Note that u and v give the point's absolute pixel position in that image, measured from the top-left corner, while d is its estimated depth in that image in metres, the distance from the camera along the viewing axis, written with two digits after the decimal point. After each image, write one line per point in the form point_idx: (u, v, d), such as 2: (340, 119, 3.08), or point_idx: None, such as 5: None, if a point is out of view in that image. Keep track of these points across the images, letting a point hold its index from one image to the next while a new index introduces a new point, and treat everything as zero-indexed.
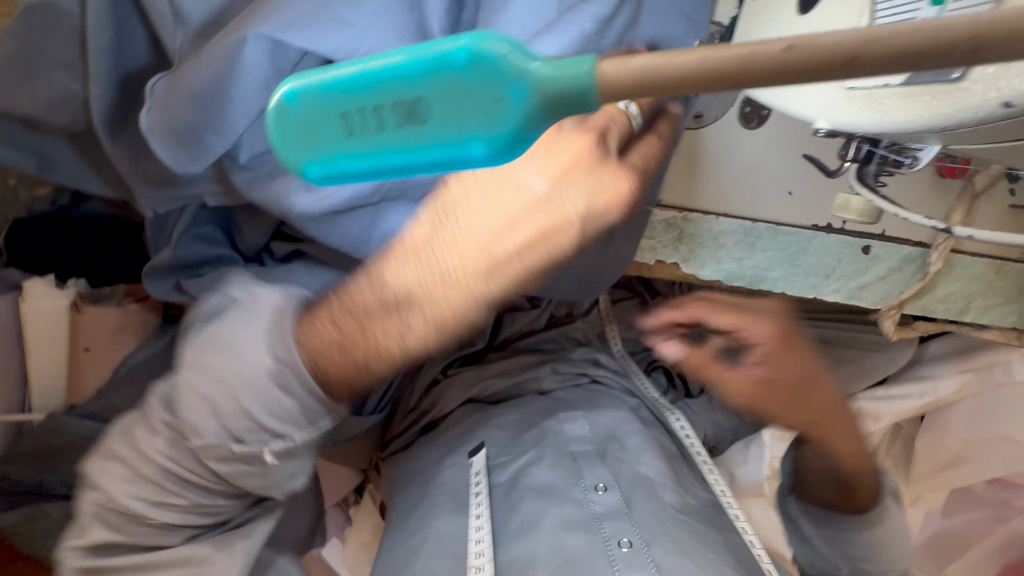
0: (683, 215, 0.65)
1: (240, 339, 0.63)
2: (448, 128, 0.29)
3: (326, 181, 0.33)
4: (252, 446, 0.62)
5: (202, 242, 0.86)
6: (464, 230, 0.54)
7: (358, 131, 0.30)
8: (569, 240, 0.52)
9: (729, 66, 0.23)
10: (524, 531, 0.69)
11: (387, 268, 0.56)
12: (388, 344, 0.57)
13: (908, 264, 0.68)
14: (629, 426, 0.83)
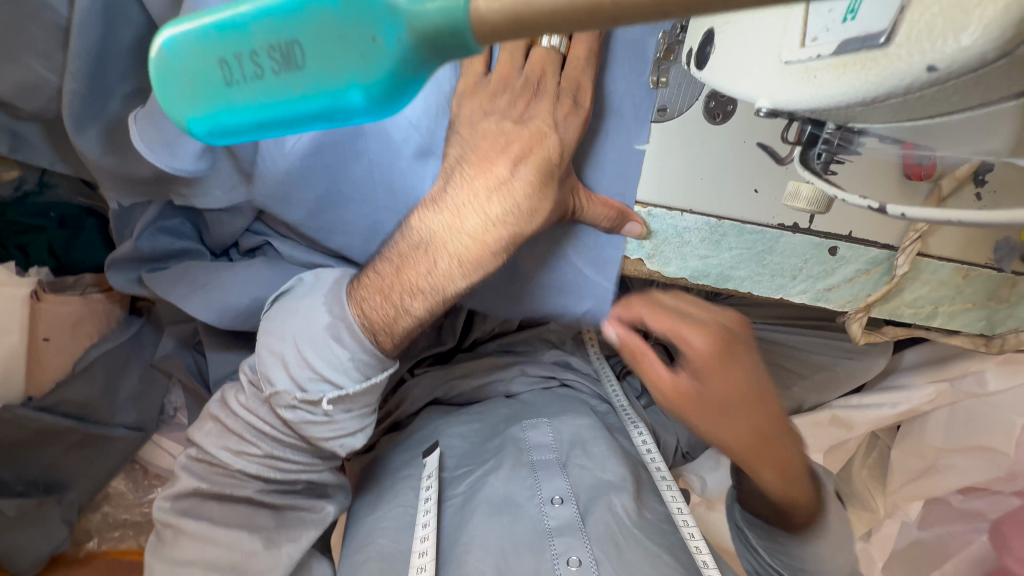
0: (648, 211, 0.64)
1: (304, 307, 0.68)
2: (328, 74, 0.28)
3: (214, 137, 0.34)
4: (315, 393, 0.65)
5: (169, 235, 0.85)
6: (472, 171, 0.60)
7: (236, 79, 0.31)
8: (553, 154, 0.58)
9: (599, 1, 0.22)
10: (469, 547, 0.68)
11: (413, 216, 0.63)
12: (422, 283, 0.63)
13: (875, 266, 0.68)
14: (595, 433, 0.82)
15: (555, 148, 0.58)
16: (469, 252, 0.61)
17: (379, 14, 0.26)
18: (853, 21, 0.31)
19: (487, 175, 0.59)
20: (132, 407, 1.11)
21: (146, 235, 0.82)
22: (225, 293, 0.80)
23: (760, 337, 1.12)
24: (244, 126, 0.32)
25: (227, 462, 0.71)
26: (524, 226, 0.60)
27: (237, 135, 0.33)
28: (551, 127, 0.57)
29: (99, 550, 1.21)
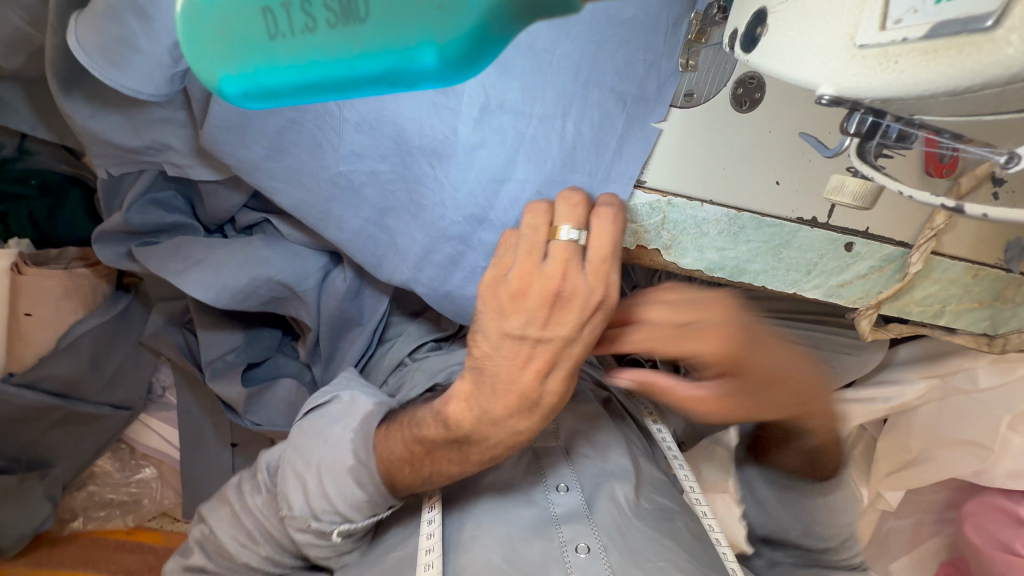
0: (668, 200, 0.61)
1: (337, 436, 0.70)
2: (403, 39, 0.31)
3: (248, 99, 0.36)
4: (324, 526, 0.66)
5: (162, 208, 0.80)
6: (496, 376, 0.58)
7: (286, 30, 0.33)
8: (575, 316, 0.54)
9: None
10: (475, 540, 0.66)
11: (443, 407, 0.63)
12: (448, 468, 0.65)
13: (888, 263, 0.68)
14: (594, 420, 0.80)
15: (578, 316, 0.55)
16: (486, 458, 0.64)
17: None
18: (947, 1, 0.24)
19: (510, 413, 0.60)
20: (121, 385, 1.07)
21: (136, 208, 0.78)
22: (219, 271, 0.77)
23: None
24: (290, 86, 0.34)
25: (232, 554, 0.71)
26: (558, 371, 0.58)
27: (270, 96, 0.35)
28: (581, 291, 0.53)
29: (83, 529, 1.18)
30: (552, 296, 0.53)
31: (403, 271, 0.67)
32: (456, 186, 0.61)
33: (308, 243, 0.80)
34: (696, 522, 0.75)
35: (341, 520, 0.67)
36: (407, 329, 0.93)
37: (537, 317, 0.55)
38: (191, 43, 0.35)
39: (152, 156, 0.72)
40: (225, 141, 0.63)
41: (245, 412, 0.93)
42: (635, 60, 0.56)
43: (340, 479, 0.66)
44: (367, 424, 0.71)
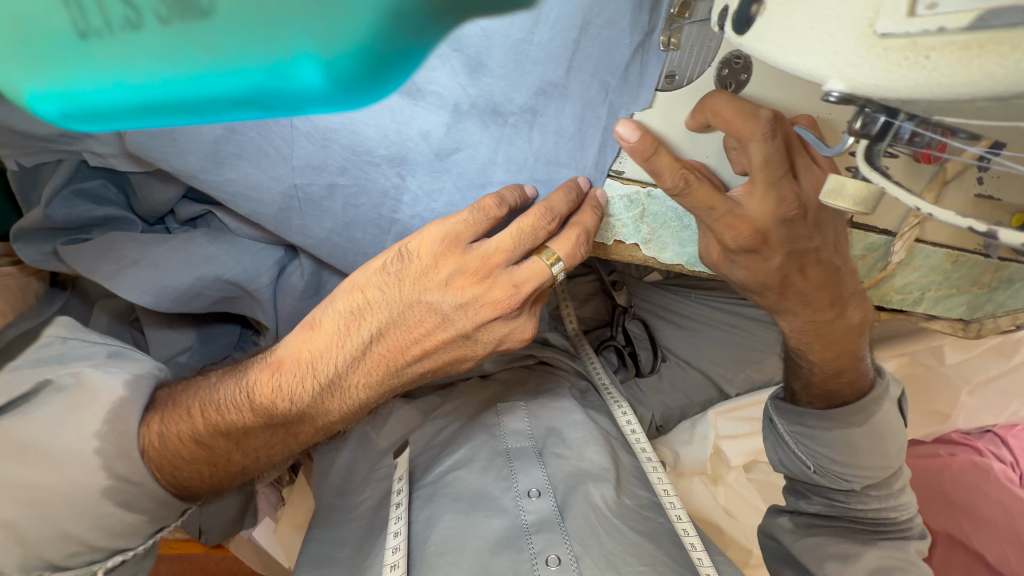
0: (647, 191, 0.58)
1: (61, 448, 0.58)
2: (270, 54, 0.34)
3: (64, 115, 0.36)
4: (80, 571, 0.57)
5: (89, 200, 0.72)
6: (313, 369, 0.58)
7: (99, 35, 0.33)
8: (430, 328, 0.57)
9: None
10: (442, 552, 0.62)
11: (247, 389, 0.60)
12: (265, 452, 0.63)
13: (872, 253, 0.66)
14: (570, 418, 0.78)
15: (434, 324, 0.57)
16: (306, 439, 0.64)
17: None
18: None
19: (360, 391, 0.60)
20: None
21: (57, 203, 0.69)
22: (159, 272, 0.69)
23: (733, 312, 1.11)
24: (130, 104, 0.36)
25: None
26: (381, 382, 0.60)
27: (105, 112, 0.36)
28: (447, 305, 0.55)
29: None
30: (426, 295, 0.55)
31: None
32: (432, 195, 0.58)
33: (257, 237, 0.73)
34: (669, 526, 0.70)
35: (108, 555, 0.60)
36: None
37: (397, 323, 0.57)
38: None
39: (69, 146, 0.64)
40: (150, 143, 0.55)
41: None
42: (622, 41, 0.50)
43: (101, 505, 0.58)
44: (117, 417, 0.60)
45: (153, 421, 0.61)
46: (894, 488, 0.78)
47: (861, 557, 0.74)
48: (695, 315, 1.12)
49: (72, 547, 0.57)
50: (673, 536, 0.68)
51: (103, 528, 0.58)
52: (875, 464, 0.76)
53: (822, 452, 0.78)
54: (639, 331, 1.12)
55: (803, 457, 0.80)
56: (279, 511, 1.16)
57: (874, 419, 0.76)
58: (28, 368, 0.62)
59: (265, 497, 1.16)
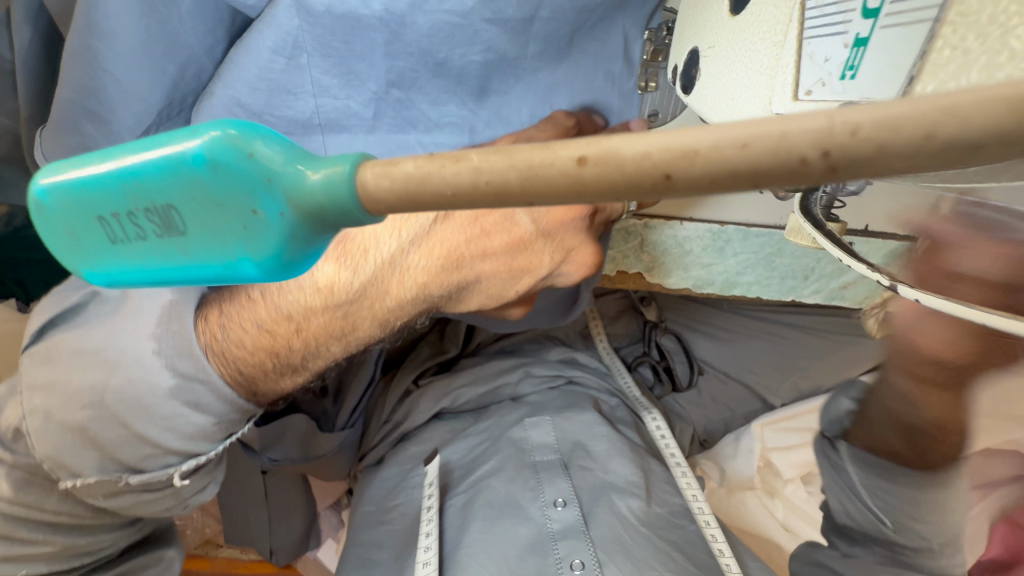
0: (644, 222, 0.61)
1: (117, 354, 0.56)
2: (219, 250, 0.26)
3: (115, 285, 0.31)
4: (155, 474, 0.59)
5: None
6: (384, 248, 0.56)
7: (121, 238, 0.27)
8: (498, 223, 0.59)
9: (501, 178, 0.20)
10: (469, 549, 0.67)
11: (315, 271, 0.57)
12: (325, 344, 0.60)
13: (893, 259, 0.66)
14: (597, 430, 0.80)
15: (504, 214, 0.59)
16: (374, 330, 0.61)
17: (258, 188, 0.24)
18: (852, 78, 0.26)
19: (425, 280, 0.58)
20: None
21: None
22: None
23: (770, 320, 1.06)
24: (148, 285, 0.29)
25: None
26: (447, 275, 0.59)
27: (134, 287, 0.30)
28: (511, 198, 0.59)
29: None
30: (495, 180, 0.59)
31: None
32: None
33: None
34: (696, 546, 0.68)
35: (181, 460, 0.61)
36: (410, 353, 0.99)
37: (466, 219, 0.58)
38: (40, 231, 0.29)
39: None
40: None
41: (263, 447, 0.86)
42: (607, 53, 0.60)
43: (168, 406, 0.56)
44: (172, 319, 0.58)
45: (210, 317, 0.59)
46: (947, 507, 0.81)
47: None
48: (731, 325, 1.08)
49: (145, 450, 0.58)
50: (701, 545, 0.69)
51: (174, 431, 0.58)
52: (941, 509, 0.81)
53: (897, 505, 0.83)
54: (672, 344, 1.11)
55: (879, 512, 0.85)
56: (339, 531, 1.21)
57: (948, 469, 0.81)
58: (78, 288, 0.62)
59: (327, 519, 1.24)
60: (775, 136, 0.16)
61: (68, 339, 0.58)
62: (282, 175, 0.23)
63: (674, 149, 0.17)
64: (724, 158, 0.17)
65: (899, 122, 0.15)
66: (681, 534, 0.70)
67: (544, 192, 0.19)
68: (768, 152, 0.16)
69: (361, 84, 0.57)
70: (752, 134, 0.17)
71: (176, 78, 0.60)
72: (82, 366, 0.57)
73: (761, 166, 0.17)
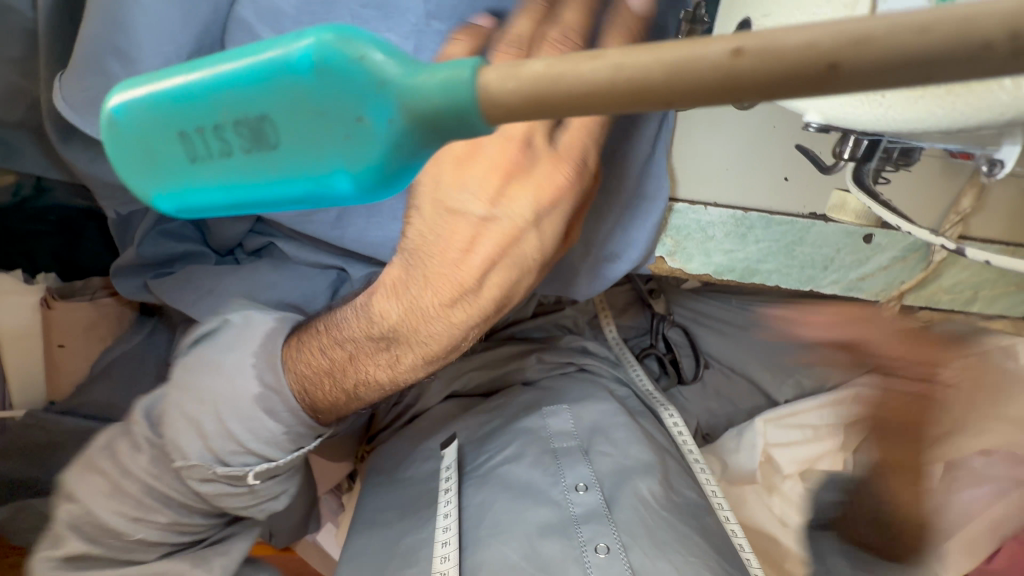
0: (670, 205, 0.60)
1: (229, 363, 0.63)
2: (310, 165, 0.25)
3: (182, 214, 0.30)
4: (237, 470, 0.62)
5: (172, 238, 0.83)
6: (417, 290, 0.56)
7: (201, 154, 0.27)
8: (505, 247, 0.53)
9: (650, 73, 0.19)
10: (493, 534, 0.67)
11: (371, 301, 0.59)
12: (378, 375, 0.62)
13: (912, 253, 0.64)
14: (617, 418, 0.80)
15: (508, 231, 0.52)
16: (423, 361, 0.60)
17: (365, 93, 0.24)
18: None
19: (448, 308, 0.56)
20: None
21: (148, 241, 0.81)
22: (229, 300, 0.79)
23: None
24: (221, 209, 0.29)
25: (164, 542, 0.67)
26: (479, 307, 0.56)
27: (207, 213, 0.29)
28: (522, 219, 0.51)
29: None
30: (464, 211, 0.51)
31: None
32: None
33: (315, 263, 0.82)
34: (714, 535, 0.69)
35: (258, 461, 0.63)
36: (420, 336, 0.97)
37: (486, 256, 0.53)
38: (115, 150, 0.29)
39: None
40: None
41: None
42: None
43: (252, 409, 0.61)
44: (268, 344, 0.64)
45: (292, 350, 0.64)
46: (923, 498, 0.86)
47: None
48: (739, 320, 1.09)
49: (233, 446, 0.62)
50: (716, 535, 0.70)
51: (254, 433, 0.62)
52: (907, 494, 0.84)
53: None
54: (680, 337, 1.12)
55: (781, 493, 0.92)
56: (340, 515, 1.21)
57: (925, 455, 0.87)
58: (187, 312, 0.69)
59: (327, 503, 1.24)
60: (902, 26, 0.17)
61: (195, 348, 0.66)
62: (392, 82, 0.23)
63: (816, 40, 0.18)
64: (867, 45, 0.17)
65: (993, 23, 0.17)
66: (700, 525, 0.70)
67: (694, 86, 0.19)
68: (882, 43, 0.17)
69: (401, 17, 0.58)
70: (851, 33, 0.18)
71: (201, 35, 0.60)
72: (194, 379, 0.64)
73: (854, 62, 0.18)
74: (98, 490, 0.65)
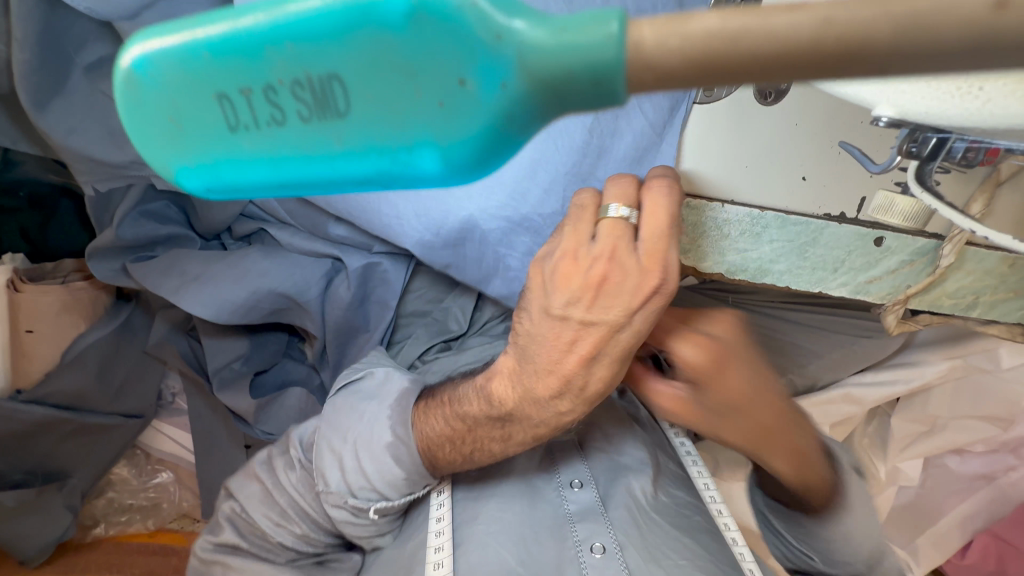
0: (687, 201, 0.59)
1: (370, 412, 0.70)
2: (390, 138, 0.25)
3: (211, 192, 0.30)
4: (362, 503, 0.67)
5: (153, 219, 0.79)
6: (541, 362, 0.55)
7: (246, 122, 0.26)
8: (604, 344, 0.52)
9: (875, 26, 0.17)
10: (487, 536, 0.64)
11: (489, 386, 0.62)
12: (490, 445, 0.64)
13: (919, 257, 0.63)
14: (611, 413, 0.78)
15: (617, 343, 0.52)
16: (529, 437, 0.62)
17: (472, 52, 0.23)
18: None
19: (555, 399, 0.57)
20: (130, 394, 1.04)
21: (128, 222, 0.76)
22: (216, 287, 0.76)
23: (781, 317, 1.04)
24: (264, 184, 0.28)
25: (268, 534, 0.72)
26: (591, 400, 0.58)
27: (246, 190, 0.29)
28: (630, 329, 0.52)
29: (106, 535, 1.18)
30: (599, 279, 0.49)
31: (408, 240, 0.68)
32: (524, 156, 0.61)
33: (306, 251, 0.78)
34: (711, 533, 0.69)
35: (377, 498, 0.68)
36: (416, 329, 0.86)
37: (588, 295, 0.50)
38: (141, 115, 0.28)
39: (138, 170, 0.72)
40: None
41: (256, 421, 0.91)
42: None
43: (383, 455, 0.67)
44: (401, 406, 0.69)
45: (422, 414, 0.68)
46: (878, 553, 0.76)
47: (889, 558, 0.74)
48: (737, 319, 1.06)
49: (349, 423, 0.70)
50: (712, 532, 0.69)
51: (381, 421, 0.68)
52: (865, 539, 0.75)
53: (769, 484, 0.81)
54: None
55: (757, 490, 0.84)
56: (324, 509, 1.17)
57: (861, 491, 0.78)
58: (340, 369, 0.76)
59: None
60: None
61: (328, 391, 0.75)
62: (515, 34, 0.22)
63: None
64: None
65: (946, 18, 0.17)
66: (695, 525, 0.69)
67: (944, 49, 0.17)
68: None
69: None
70: (793, 26, 0.18)
71: None
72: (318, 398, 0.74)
73: (797, 55, 0.18)
74: (254, 495, 0.74)
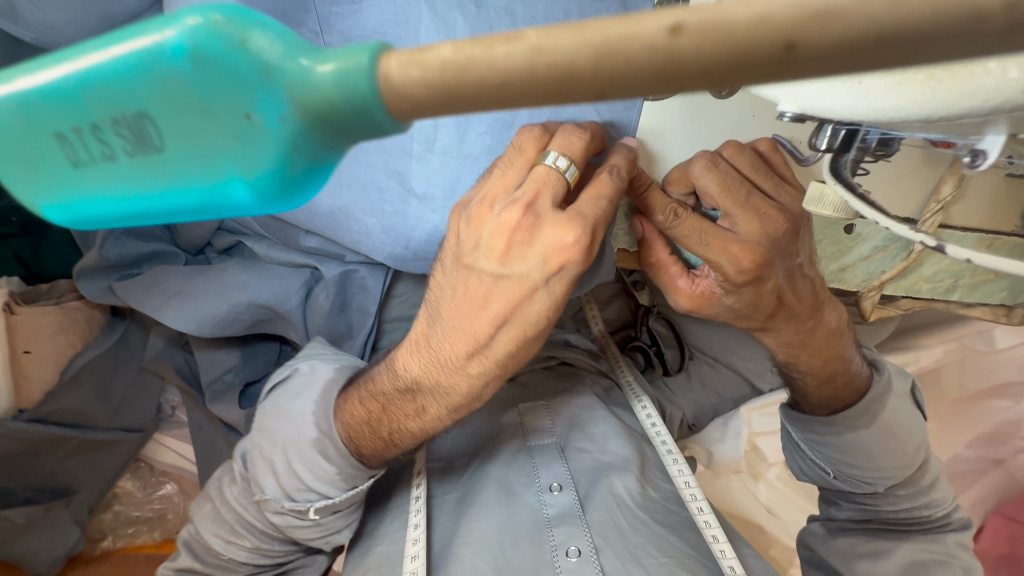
0: None
1: (297, 408, 0.69)
2: (202, 174, 0.24)
3: (76, 225, 0.29)
4: (300, 504, 0.66)
5: (138, 238, 0.81)
6: (448, 325, 0.55)
7: (84, 161, 0.25)
8: (516, 308, 0.52)
9: (576, 56, 0.18)
10: (465, 542, 0.65)
11: (395, 357, 0.62)
12: (409, 424, 0.63)
13: (893, 243, 0.64)
14: (593, 413, 0.79)
15: (538, 308, 0.52)
16: (446, 413, 0.61)
17: (251, 80, 0.22)
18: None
19: (465, 362, 0.56)
20: (129, 409, 1.07)
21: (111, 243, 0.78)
22: (200, 303, 0.78)
23: None
24: (116, 221, 0.27)
25: (219, 551, 0.72)
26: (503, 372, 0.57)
27: (103, 223, 0.28)
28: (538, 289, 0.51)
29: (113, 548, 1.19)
30: (512, 230, 0.49)
31: (376, 249, 0.68)
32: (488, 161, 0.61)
33: (284, 262, 0.80)
34: (693, 532, 0.68)
35: (317, 497, 0.67)
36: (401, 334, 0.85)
37: (498, 249, 0.50)
38: None
39: None
40: None
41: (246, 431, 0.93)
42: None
43: (310, 452, 0.66)
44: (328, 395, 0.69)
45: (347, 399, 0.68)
46: (922, 485, 0.73)
47: (893, 552, 0.72)
48: None
49: (279, 416, 0.70)
50: (693, 530, 0.69)
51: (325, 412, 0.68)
52: (894, 464, 0.72)
53: (838, 458, 0.74)
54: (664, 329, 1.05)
55: (821, 464, 0.76)
56: None
57: (879, 419, 0.72)
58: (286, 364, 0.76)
59: None
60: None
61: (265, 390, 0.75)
62: (283, 71, 0.21)
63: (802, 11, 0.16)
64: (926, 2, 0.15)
65: (634, 51, 0.17)
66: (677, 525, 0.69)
67: (632, 81, 0.18)
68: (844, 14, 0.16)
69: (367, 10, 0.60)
70: (509, 60, 0.18)
71: None
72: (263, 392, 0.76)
73: (532, 84, 0.18)
74: (207, 514, 0.74)
